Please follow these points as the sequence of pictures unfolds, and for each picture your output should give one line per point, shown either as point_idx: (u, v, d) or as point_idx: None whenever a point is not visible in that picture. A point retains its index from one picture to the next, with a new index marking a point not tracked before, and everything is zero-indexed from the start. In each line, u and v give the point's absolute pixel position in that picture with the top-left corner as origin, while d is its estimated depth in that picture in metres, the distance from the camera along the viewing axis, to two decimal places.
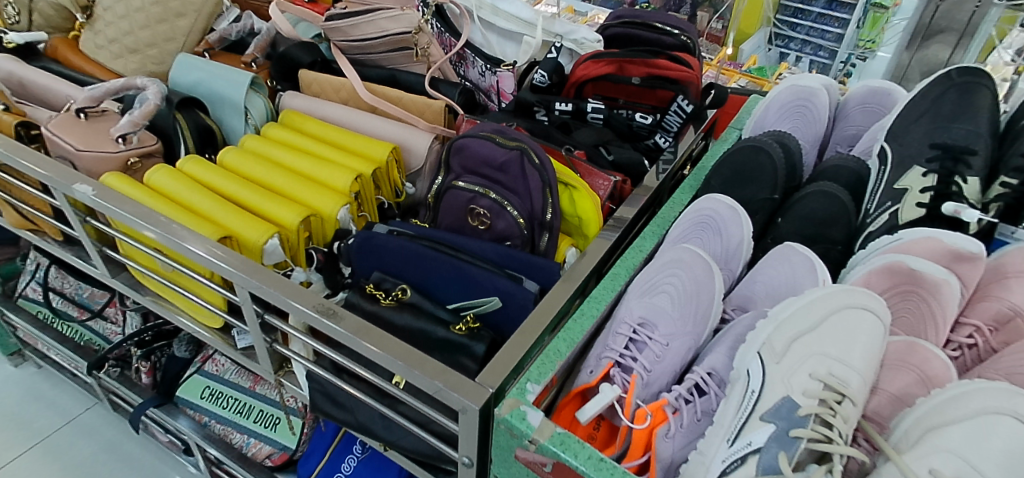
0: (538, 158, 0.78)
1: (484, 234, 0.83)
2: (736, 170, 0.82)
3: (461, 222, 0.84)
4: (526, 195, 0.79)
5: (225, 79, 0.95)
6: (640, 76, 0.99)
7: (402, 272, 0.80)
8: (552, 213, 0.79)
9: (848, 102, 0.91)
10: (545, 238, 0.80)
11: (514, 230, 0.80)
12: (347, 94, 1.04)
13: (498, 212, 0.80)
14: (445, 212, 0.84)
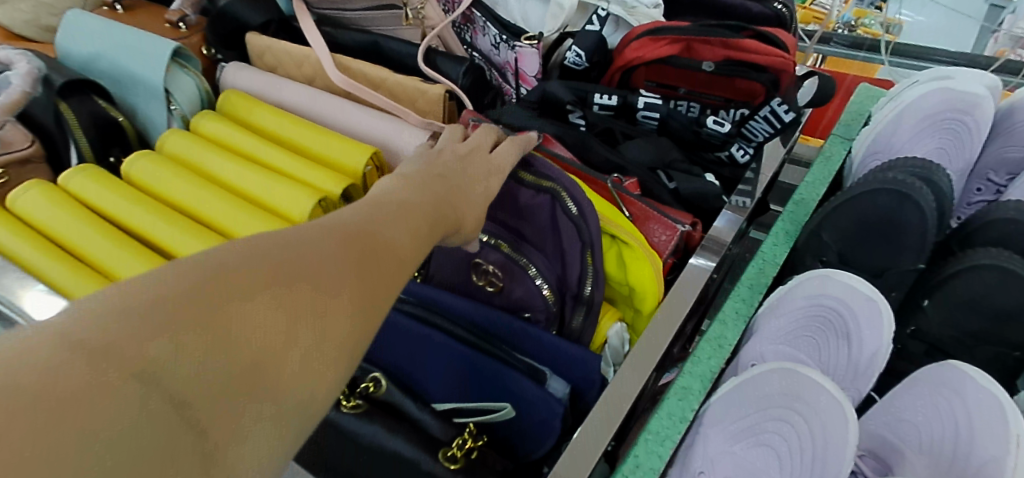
0: (578, 203, 0.53)
1: (494, 299, 0.57)
2: (862, 221, 0.57)
3: (461, 281, 0.59)
4: (557, 257, 0.55)
5: (134, 50, 0.67)
6: (713, 61, 0.74)
7: (377, 352, 0.58)
8: (592, 282, 0.53)
9: (1018, 114, 0.64)
10: (580, 317, 0.55)
11: (537, 303, 0.54)
12: (312, 69, 0.77)
13: (515, 274, 0.55)
14: (438, 266, 0.60)
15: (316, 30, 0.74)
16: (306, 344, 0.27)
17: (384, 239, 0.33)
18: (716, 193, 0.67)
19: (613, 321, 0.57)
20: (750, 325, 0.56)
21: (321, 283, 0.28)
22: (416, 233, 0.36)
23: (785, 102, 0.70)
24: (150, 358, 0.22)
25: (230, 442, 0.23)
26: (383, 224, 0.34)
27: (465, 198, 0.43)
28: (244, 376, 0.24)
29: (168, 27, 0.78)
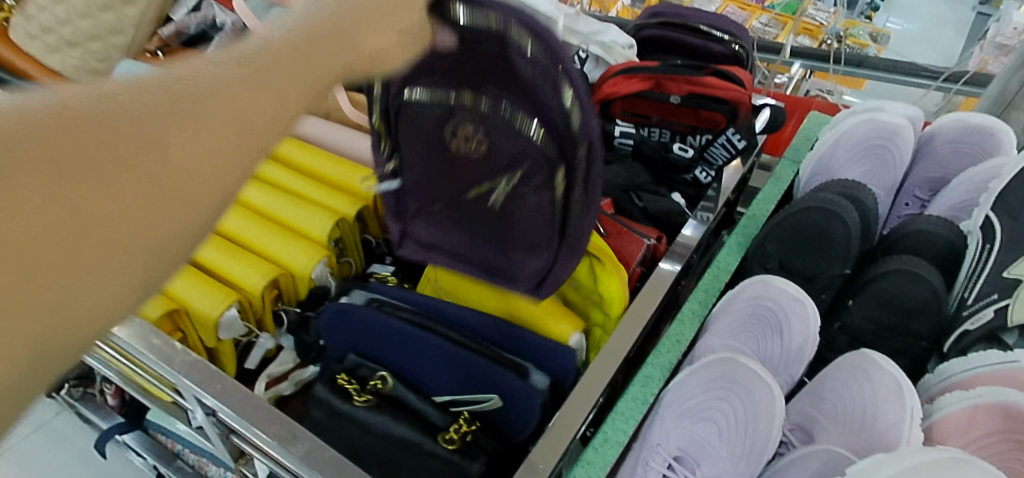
0: (544, 44, 0.45)
1: (475, 161, 0.54)
2: (798, 232, 0.67)
3: (442, 149, 0.56)
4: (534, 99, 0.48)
5: (178, 94, 0.78)
6: (679, 95, 0.84)
7: (378, 354, 0.67)
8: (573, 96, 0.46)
9: (936, 139, 0.74)
10: (580, 146, 0.48)
11: (524, 149, 0.51)
12: (330, 105, 0.88)
13: (500, 129, 0.51)
14: (412, 137, 0.56)
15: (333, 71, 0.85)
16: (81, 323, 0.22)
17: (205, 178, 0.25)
18: (678, 210, 0.79)
19: (573, 331, 0.66)
20: (706, 321, 0.67)
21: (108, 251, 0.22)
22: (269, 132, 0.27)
23: (738, 132, 0.82)
24: None
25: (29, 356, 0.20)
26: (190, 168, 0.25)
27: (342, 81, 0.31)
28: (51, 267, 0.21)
29: None
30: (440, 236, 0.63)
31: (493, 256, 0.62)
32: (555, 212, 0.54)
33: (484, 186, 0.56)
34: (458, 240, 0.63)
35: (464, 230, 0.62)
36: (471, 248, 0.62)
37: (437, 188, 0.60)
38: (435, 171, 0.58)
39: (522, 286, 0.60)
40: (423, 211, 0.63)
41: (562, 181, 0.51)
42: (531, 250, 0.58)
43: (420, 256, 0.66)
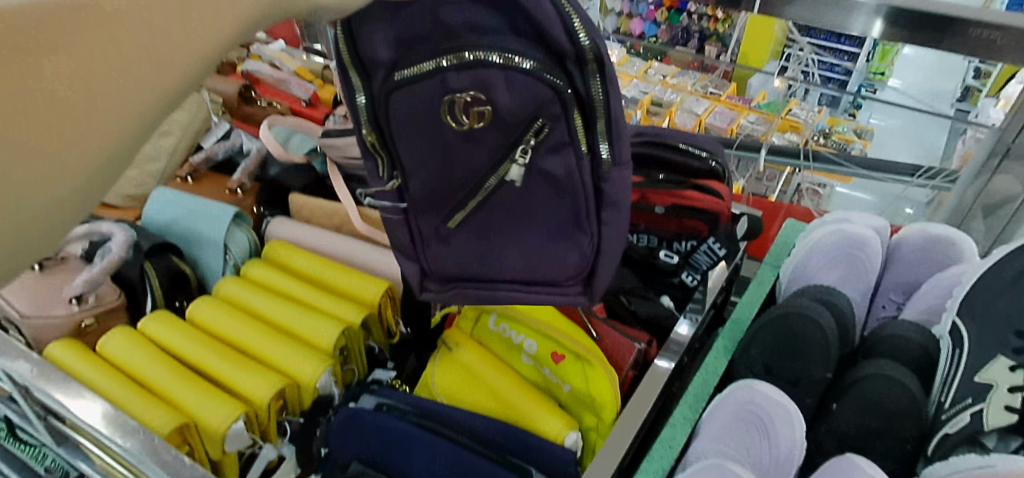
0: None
1: (484, 131, 0.56)
2: (779, 335, 0.71)
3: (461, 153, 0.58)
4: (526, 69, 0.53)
5: (202, 215, 0.86)
6: (663, 205, 0.91)
7: (380, 461, 0.68)
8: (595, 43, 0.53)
9: (902, 247, 0.80)
10: (593, 77, 0.54)
11: (535, 89, 0.53)
12: (341, 219, 0.94)
13: (494, 85, 0.52)
14: (407, 129, 0.57)
15: (344, 190, 0.92)
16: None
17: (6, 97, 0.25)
18: (666, 314, 0.83)
19: (570, 430, 0.67)
20: (697, 426, 0.69)
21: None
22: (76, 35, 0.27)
23: (717, 240, 0.89)
24: None
25: None
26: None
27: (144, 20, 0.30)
28: None
29: (228, 193, 0.98)
30: (468, 253, 0.66)
31: (516, 261, 0.65)
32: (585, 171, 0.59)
33: (500, 169, 0.59)
34: (482, 236, 0.65)
35: (493, 227, 0.64)
36: (495, 245, 0.65)
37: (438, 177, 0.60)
38: (449, 171, 0.60)
39: (562, 280, 0.67)
40: (438, 233, 0.66)
41: (572, 114, 0.55)
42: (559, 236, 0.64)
43: (443, 297, 0.70)
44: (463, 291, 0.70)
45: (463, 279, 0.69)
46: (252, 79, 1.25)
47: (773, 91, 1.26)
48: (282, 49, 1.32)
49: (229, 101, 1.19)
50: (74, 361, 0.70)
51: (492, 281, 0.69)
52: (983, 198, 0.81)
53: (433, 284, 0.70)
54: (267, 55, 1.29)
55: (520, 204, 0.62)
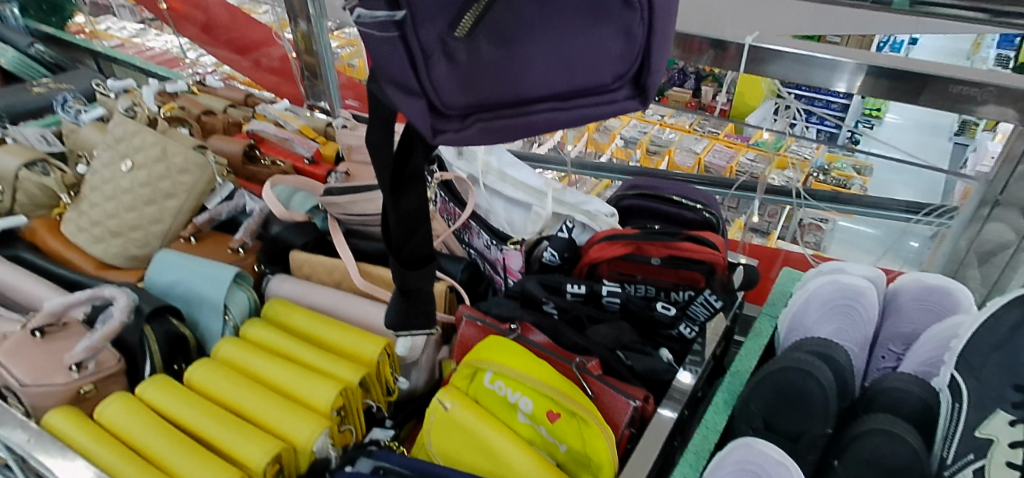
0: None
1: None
2: (777, 390, 0.71)
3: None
4: None
5: (204, 277, 0.87)
6: (659, 256, 0.93)
7: None
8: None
9: (901, 296, 0.79)
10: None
11: None
12: (340, 275, 0.95)
13: None
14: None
15: (345, 247, 0.94)
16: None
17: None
18: (664, 367, 0.83)
19: None
20: None
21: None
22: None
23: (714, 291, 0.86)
24: None
25: None
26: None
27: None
28: None
29: (230, 252, 1.00)
30: (482, 61, 0.47)
31: (553, 72, 0.49)
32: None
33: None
34: (501, 47, 0.47)
35: (509, 55, 0.48)
36: (533, 44, 0.48)
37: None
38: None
39: (608, 81, 0.52)
40: (439, 42, 0.46)
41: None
42: (620, 38, 0.50)
43: (463, 137, 0.50)
44: (488, 127, 0.50)
45: (485, 109, 0.50)
46: (256, 138, 1.30)
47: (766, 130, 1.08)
48: (286, 108, 1.37)
49: (234, 161, 1.23)
50: (71, 429, 0.70)
51: (513, 106, 0.51)
52: (976, 245, 0.81)
53: (447, 130, 0.49)
54: (271, 114, 1.34)
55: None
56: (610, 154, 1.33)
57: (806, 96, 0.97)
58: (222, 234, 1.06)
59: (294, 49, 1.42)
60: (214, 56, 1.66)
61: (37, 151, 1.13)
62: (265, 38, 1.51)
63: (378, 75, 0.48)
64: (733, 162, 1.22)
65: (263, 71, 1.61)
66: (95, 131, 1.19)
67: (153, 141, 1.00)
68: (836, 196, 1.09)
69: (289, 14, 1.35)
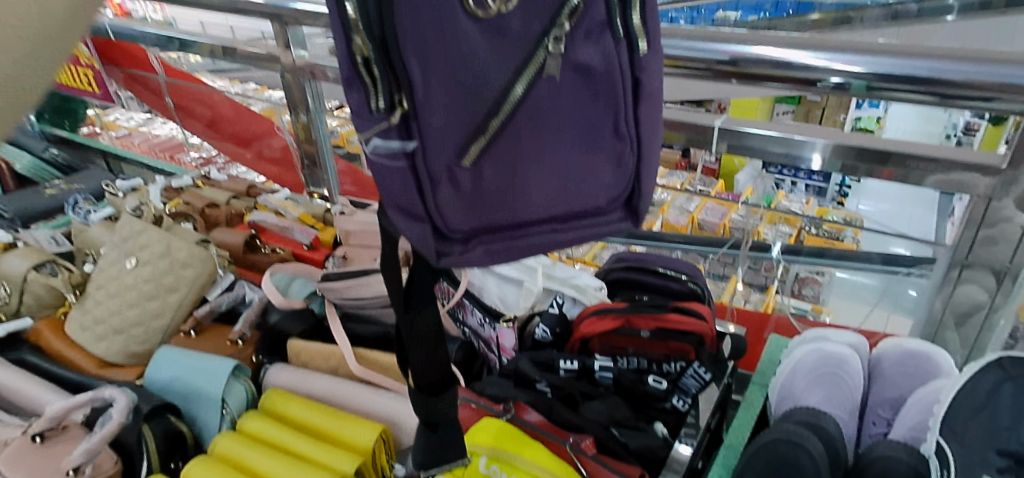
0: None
1: (512, 19, 0.50)
2: (768, 462, 0.71)
3: (467, 34, 0.49)
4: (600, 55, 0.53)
5: (202, 372, 0.90)
6: (648, 329, 0.96)
7: None
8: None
9: (883, 363, 0.81)
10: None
11: None
12: (337, 361, 0.97)
13: (571, 44, 0.53)
14: (416, 9, 0.47)
15: (340, 332, 0.97)
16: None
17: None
18: (657, 443, 0.83)
19: None
20: None
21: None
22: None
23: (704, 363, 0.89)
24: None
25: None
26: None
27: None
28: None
29: (229, 344, 1.03)
30: (485, 190, 0.54)
31: (552, 195, 0.55)
32: (619, 62, 0.54)
33: (524, 73, 0.51)
34: (501, 174, 0.54)
35: (507, 180, 0.54)
36: (537, 175, 0.55)
37: (456, 76, 0.49)
38: (455, 79, 0.50)
39: (603, 204, 0.58)
40: (444, 175, 0.52)
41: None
42: (613, 163, 0.57)
43: (465, 258, 0.55)
44: (489, 248, 0.56)
45: (486, 231, 0.56)
46: (258, 228, 1.34)
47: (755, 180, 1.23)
48: (287, 196, 1.43)
49: (235, 251, 1.28)
50: None
51: (514, 229, 0.56)
52: (950, 304, 0.87)
53: (450, 248, 0.55)
54: (272, 202, 1.39)
55: (552, 108, 0.53)
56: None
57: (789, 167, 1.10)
58: (222, 325, 1.09)
59: (295, 139, 1.50)
60: (219, 150, 1.75)
61: (48, 254, 1.18)
62: (267, 130, 1.59)
63: (388, 197, 0.54)
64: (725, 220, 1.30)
65: (266, 162, 1.68)
66: (104, 231, 1.24)
67: (159, 238, 1.06)
68: (822, 252, 1.12)
69: (290, 107, 1.43)
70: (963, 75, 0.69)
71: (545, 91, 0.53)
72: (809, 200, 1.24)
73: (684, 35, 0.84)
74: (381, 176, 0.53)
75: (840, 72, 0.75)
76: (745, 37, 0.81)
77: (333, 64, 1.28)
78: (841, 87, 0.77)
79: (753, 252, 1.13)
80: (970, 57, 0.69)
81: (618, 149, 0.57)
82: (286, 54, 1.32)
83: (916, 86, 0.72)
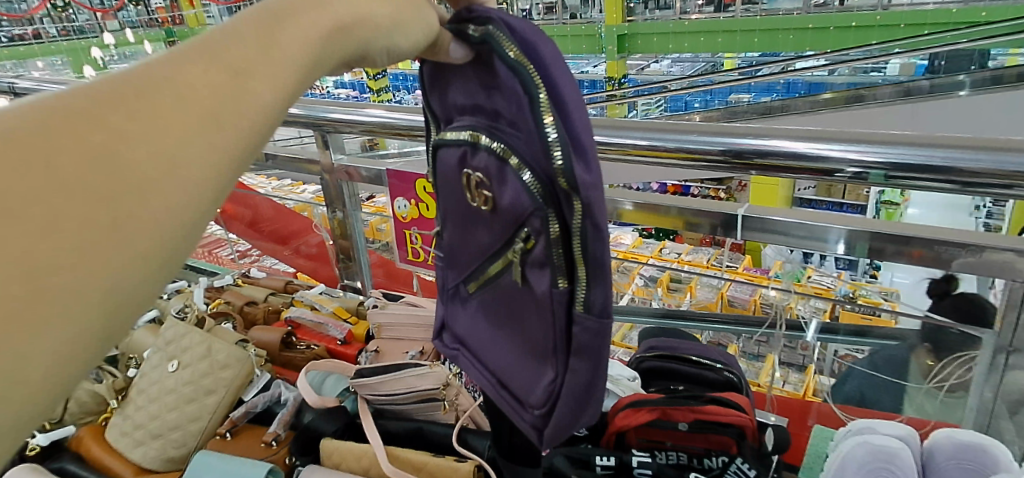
0: (527, 46, 0.52)
1: (489, 215, 0.63)
2: None
3: (470, 219, 0.68)
4: (543, 291, 0.59)
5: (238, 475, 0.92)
6: (686, 421, 0.92)
7: None
8: (581, 229, 0.52)
9: (937, 457, 0.78)
10: (574, 204, 0.52)
11: (523, 196, 0.56)
12: (369, 461, 0.96)
13: (537, 263, 0.59)
14: (444, 179, 0.70)
15: (374, 430, 0.97)
16: (129, 254, 0.33)
17: (201, 152, 0.37)
18: None
19: None
20: None
21: (135, 196, 0.34)
22: (208, 87, 0.39)
23: (746, 459, 0.86)
24: (116, 248, 0.33)
25: (110, 266, 0.33)
26: (164, 141, 0.36)
27: (272, 71, 0.42)
28: (117, 218, 0.33)
29: (264, 446, 1.04)
30: (473, 323, 0.74)
31: (501, 366, 0.69)
32: (559, 304, 0.57)
33: (498, 261, 0.65)
34: (481, 317, 0.73)
35: (482, 325, 0.72)
36: (498, 337, 0.70)
37: (466, 242, 0.70)
38: (465, 237, 0.70)
39: (525, 404, 0.66)
40: (459, 294, 0.77)
41: (552, 233, 0.55)
42: (541, 384, 0.63)
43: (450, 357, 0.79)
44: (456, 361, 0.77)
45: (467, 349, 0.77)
46: (293, 324, 1.37)
47: (789, 261, 1.07)
48: (322, 291, 1.47)
49: (272, 349, 1.30)
50: None
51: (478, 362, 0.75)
52: (1003, 394, 0.90)
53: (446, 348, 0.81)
54: (308, 298, 1.43)
55: (513, 299, 0.65)
56: (632, 294, 1.34)
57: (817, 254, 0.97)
58: (257, 426, 1.09)
59: (331, 235, 1.56)
60: (255, 246, 1.84)
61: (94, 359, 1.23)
62: (305, 228, 1.67)
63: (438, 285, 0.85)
64: (757, 294, 1.12)
65: (301, 257, 1.75)
66: (148, 334, 1.29)
67: (200, 341, 1.11)
68: (863, 330, 1.05)
69: (327, 204, 1.50)
70: (974, 163, 0.70)
71: (509, 285, 0.65)
72: (842, 274, 1.08)
73: (697, 133, 0.89)
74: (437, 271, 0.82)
75: (856, 162, 0.77)
76: (760, 132, 0.85)
77: (367, 166, 1.35)
78: (858, 176, 0.78)
79: (789, 331, 1.11)
80: (983, 146, 0.70)
81: (549, 374, 0.62)
82: (325, 158, 1.40)
83: (930, 175, 0.73)
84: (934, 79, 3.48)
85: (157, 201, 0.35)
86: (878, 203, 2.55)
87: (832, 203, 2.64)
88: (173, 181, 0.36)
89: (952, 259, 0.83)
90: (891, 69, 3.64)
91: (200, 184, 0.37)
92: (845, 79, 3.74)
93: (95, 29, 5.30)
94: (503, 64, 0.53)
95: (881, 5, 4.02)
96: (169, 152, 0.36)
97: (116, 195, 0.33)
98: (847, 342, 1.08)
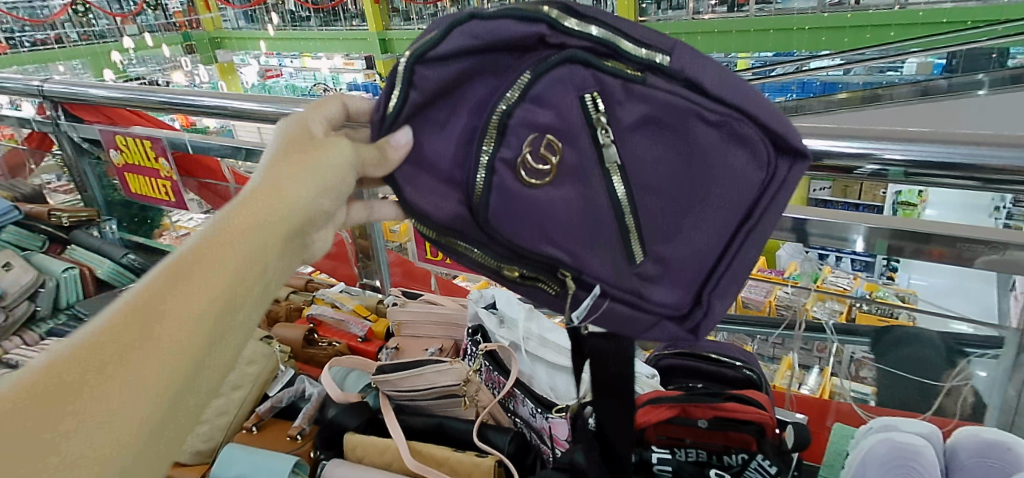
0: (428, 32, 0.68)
1: (568, 154, 0.65)
2: None
3: (558, 201, 0.65)
4: (655, 100, 0.65)
5: (266, 468, 0.94)
6: (706, 418, 0.92)
7: None
8: (602, 29, 0.67)
9: (961, 454, 0.78)
10: (571, 29, 0.67)
11: (562, 77, 0.65)
12: (392, 455, 0.97)
13: (614, 107, 0.66)
14: (514, 220, 0.65)
15: (396, 425, 0.97)
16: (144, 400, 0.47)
17: (177, 324, 0.50)
18: None
19: None
20: None
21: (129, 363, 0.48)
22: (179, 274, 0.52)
23: (767, 456, 0.87)
24: (124, 397, 0.47)
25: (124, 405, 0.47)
26: (115, 345, 0.48)
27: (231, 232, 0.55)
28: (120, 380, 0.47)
29: (289, 440, 1.06)
30: (674, 260, 0.68)
31: (720, 212, 0.66)
32: (661, 85, 0.66)
33: (613, 174, 0.66)
34: (668, 244, 0.68)
35: (676, 245, 0.68)
36: (686, 224, 0.67)
37: (572, 230, 0.66)
38: (565, 227, 0.66)
39: (761, 174, 0.66)
40: (638, 275, 0.69)
41: (600, 65, 0.65)
42: (739, 147, 0.65)
43: (711, 313, 0.68)
44: (715, 291, 0.68)
45: (702, 286, 0.69)
46: (315, 321, 1.39)
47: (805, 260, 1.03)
48: (342, 289, 1.49)
49: (294, 346, 1.32)
50: None
51: (713, 270, 0.68)
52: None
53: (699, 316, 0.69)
54: (329, 296, 1.45)
55: (656, 169, 0.66)
56: None
57: (834, 254, 0.96)
58: (282, 421, 1.12)
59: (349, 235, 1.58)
60: None
61: None
62: None
63: (625, 332, 0.71)
64: (771, 295, 1.13)
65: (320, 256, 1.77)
66: None
67: None
68: (882, 331, 1.07)
69: None
70: (999, 160, 0.70)
71: (636, 160, 0.66)
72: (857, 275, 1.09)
73: None
74: (606, 324, 0.71)
75: (877, 160, 0.78)
76: None
77: None
78: (878, 173, 0.79)
79: (808, 333, 1.09)
80: (1008, 141, 0.70)
81: (729, 129, 0.65)
82: None
83: (947, 171, 0.74)
84: (952, 79, 3.41)
85: (150, 357, 0.48)
86: (895, 204, 2.52)
87: (848, 204, 2.63)
88: (160, 342, 0.49)
89: (975, 257, 0.83)
90: (908, 69, 3.61)
91: (187, 337, 0.50)
92: (861, 78, 3.68)
93: (113, 33, 5.40)
94: (442, 46, 0.65)
95: (898, 3, 3.97)
96: (154, 327, 0.49)
97: (119, 365, 0.47)
98: (868, 344, 1.09)
